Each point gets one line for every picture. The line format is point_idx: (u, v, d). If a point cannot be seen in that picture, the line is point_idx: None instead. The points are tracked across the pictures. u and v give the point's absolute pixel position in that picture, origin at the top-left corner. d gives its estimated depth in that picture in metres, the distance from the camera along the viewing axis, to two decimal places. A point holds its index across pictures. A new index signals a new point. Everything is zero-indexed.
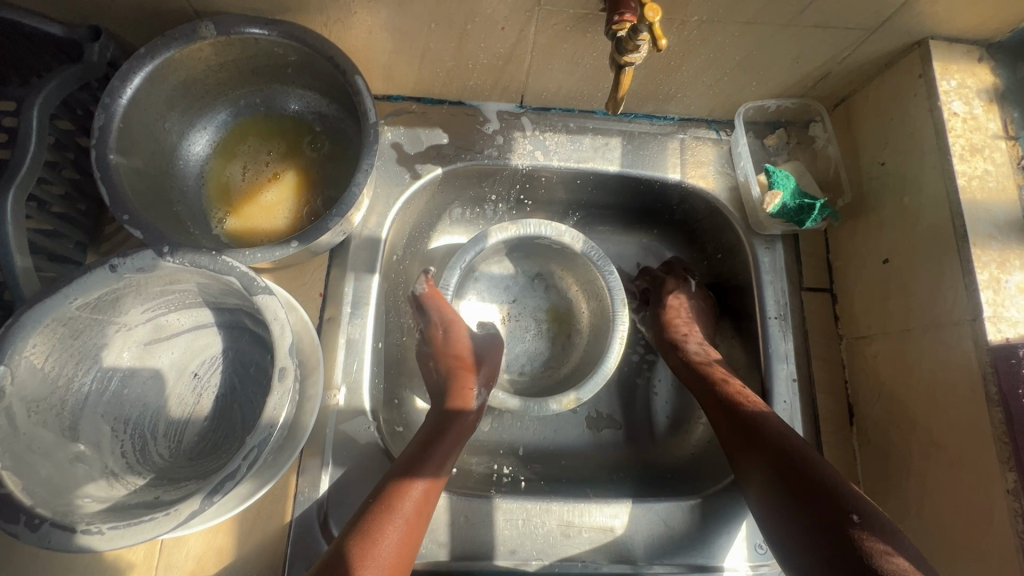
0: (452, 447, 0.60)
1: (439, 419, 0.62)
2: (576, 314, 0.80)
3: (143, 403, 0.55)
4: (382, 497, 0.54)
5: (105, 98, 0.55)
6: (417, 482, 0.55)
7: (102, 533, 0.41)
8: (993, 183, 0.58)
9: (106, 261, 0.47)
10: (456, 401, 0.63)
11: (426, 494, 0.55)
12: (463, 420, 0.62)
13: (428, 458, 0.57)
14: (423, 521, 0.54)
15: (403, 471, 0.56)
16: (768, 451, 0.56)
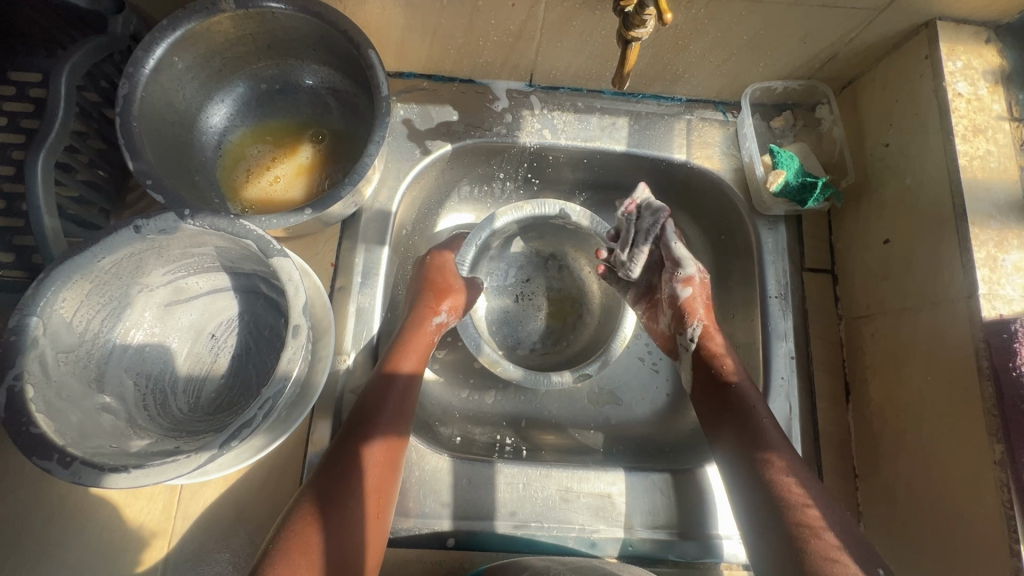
0: (400, 404, 0.59)
1: (377, 379, 0.60)
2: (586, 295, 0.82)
3: (163, 361, 0.58)
4: (337, 461, 0.54)
5: (128, 68, 0.57)
6: (372, 442, 0.55)
7: (129, 472, 0.44)
8: (995, 163, 0.58)
9: (130, 222, 0.50)
10: (401, 358, 0.63)
11: (385, 453, 0.56)
12: (406, 375, 0.61)
13: (377, 420, 0.57)
14: (389, 478, 0.55)
15: (352, 436, 0.56)
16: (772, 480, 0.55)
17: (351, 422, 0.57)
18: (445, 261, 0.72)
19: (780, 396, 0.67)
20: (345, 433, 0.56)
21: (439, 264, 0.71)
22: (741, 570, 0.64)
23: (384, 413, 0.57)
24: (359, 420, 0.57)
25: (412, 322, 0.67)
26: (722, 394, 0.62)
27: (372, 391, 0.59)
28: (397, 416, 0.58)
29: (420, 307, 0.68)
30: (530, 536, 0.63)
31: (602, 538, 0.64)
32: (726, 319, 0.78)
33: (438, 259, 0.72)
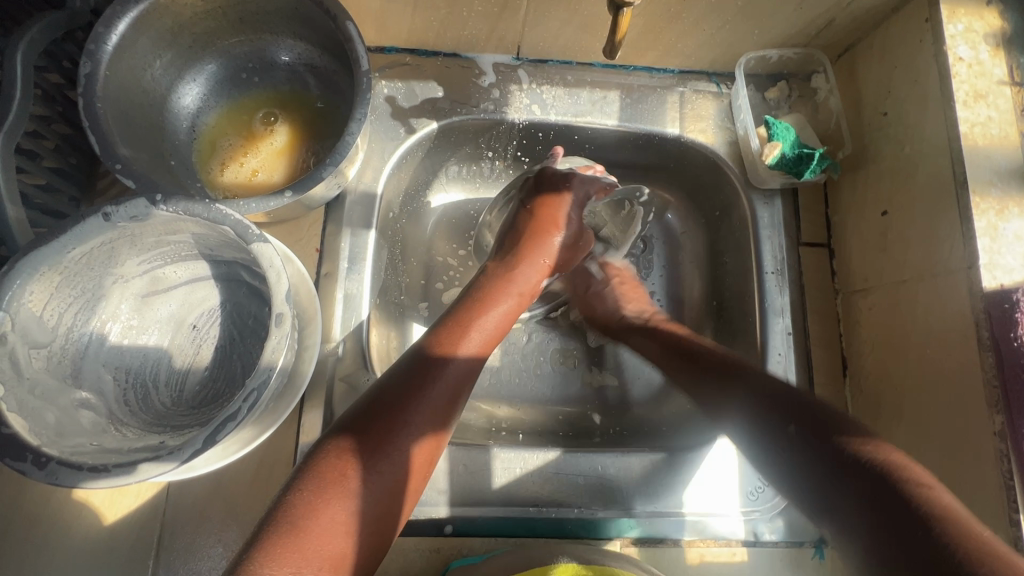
0: (452, 394, 0.53)
1: (429, 355, 0.54)
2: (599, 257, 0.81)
3: (144, 353, 0.55)
4: (371, 431, 0.47)
5: (89, 45, 0.53)
6: (412, 426, 0.49)
7: (108, 471, 0.42)
8: (996, 130, 0.56)
9: (99, 209, 0.47)
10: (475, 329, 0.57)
11: (422, 443, 0.49)
12: (466, 360, 0.54)
13: (423, 400, 0.50)
14: (419, 473, 0.49)
15: (389, 418, 0.48)
16: (775, 419, 0.49)
17: (389, 397, 0.50)
18: (576, 207, 0.71)
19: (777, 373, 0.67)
20: (380, 408, 0.49)
21: (573, 207, 0.70)
22: (740, 546, 0.64)
23: (430, 399, 0.51)
24: (404, 393, 0.50)
25: (518, 274, 0.63)
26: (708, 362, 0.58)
27: (423, 371, 0.52)
28: (444, 408, 0.51)
29: (529, 256, 0.65)
30: (528, 520, 0.63)
31: (602, 520, 0.63)
32: (722, 296, 0.77)
33: (575, 203, 0.70)
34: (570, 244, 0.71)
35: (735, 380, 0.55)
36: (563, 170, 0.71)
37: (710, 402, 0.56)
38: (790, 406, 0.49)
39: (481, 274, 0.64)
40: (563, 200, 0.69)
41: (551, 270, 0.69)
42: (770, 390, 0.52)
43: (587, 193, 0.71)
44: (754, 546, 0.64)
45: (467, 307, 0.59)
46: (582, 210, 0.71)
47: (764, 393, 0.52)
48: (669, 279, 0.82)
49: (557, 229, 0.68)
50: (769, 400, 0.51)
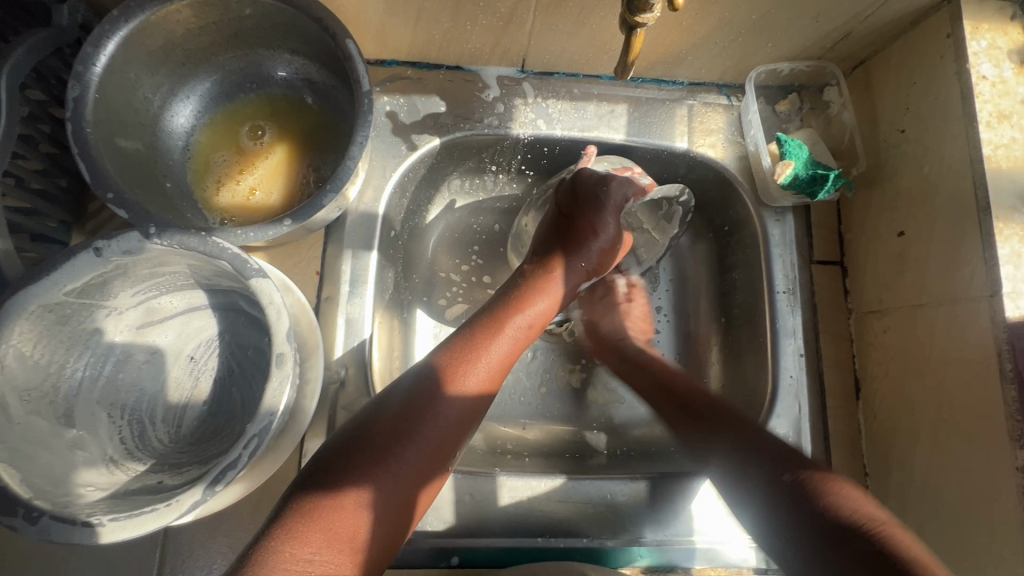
0: (472, 405, 0.51)
1: (445, 364, 0.52)
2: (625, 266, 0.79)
3: (139, 387, 0.53)
4: (387, 435, 0.47)
5: (77, 67, 0.51)
6: (426, 434, 0.48)
7: (103, 525, 0.40)
8: (1020, 151, 0.54)
9: (89, 244, 0.45)
10: (497, 332, 0.55)
11: (437, 454, 0.48)
12: (474, 385, 0.52)
13: (441, 409, 0.49)
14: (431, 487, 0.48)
15: (400, 422, 0.48)
16: (769, 467, 0.52)
17: (405, 401, 0.49)
18: (617, 212, 0.66)
19: (789, 397, 0.65)
20: (392, 411, 0.48)
21: (610, 213, 0.65)
22: (750, 573, 0.63)
23: (446, 411, 0.49)
24: (421, 401, 0.49)
25: (554, 278, 0.61)
26: (702, 406, 0.61)
27: (431, 389, 0.50)
28: (454, 430, 0.50)
29: (565, 262, 0.62)
30: (537, 549, 0.61)
31: (611, 548, 0.62)
32: (732, 314, 0.75)
33: (611, 209, 0.65)
34: (608, 248, 0.67)
35: (737, 432, 0.56)
36: (601, 172, 0.66)
37: (698, 444, 0.59)
38: (785, 464, 0.51)
39: (517, 275, 0.62)
40: (601, 206, 0.65)
41: (587, 275, 0.66)
42: (773, 445, 0.54)
43: (625, 198, 0.66)
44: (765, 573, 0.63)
45: (486, 321, 0.56)
46: (620, 216, 0.66)
47: (769, 448, 0.53)
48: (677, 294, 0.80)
49: (593, 235, 0.65)
50: (766, 458, 0.52)
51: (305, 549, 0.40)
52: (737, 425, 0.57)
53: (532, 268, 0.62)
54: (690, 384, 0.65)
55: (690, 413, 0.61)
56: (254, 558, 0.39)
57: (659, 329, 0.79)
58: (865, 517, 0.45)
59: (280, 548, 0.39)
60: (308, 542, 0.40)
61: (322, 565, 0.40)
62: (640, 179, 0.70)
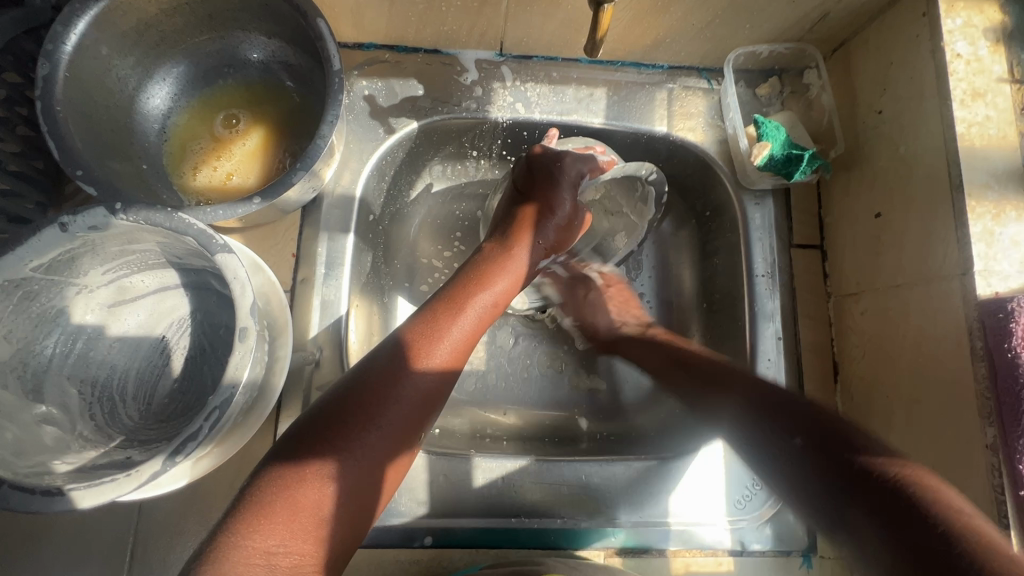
0: (434, 384, 0.51)
1: (406, 347, 0.51)
2: (610, 250, 0.78)
3: (111, 365, 0.53)
4: (347, 418, 0.46)
5: (47, 45, 0.51)
6: (388, 416, 0.48)
7: (63, 495, 0.40)
8: (994, 129, 0.54)
9: (55, 220, 0.45)
10: (457, 314, 0.55)
11: (401, 436, 0.48)
12: (431, 370, 0.51)
13: (402, 389, 0.49)
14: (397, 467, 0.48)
15: (359, 410, 0.47)
16: (776, 424, 0.51)
17: (365, 383, 0.48)
18: (573, 189, 0.65)
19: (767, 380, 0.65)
20: (349, 400, 0.47)
21: (566, 188, 0.64)
22: (726, 555, 0.63)
23: (408, 393, 0.49)
24: (382, 382, 0.49)
25: (512, 257, 0.60)
26: (703, 366, 0.61)
27: (392, 371, 0.50)
28: (412, 415, 0.49)
29: (522, 241, 0.62)
30: (511, 530, 0.62)
31: (585, 529, 0.62)
32: (712, 299, 0.75)
33: (567, 184, 0.64)
34: (564, 224, 0.66)
35: (739, 394, 0.55)
36: (556, 148, 0.65)
37: (704, 401, 0.60)
38: (795, 412, 0.51)
39: (476, 254, 0.61)
40: (556, 182, 0.64)
41: (546, 252, 0.65)
42: (782, 397, 0.53)
43: (581, 173, 0.65)
44: (741, 556, 0.62)
45: (442, 305, 0.55)
46: (577, 191, 0.65)
47: (795, 410, 0.51)
48: (659, 279, 0.80)
49: (549, 212, 0.64)
50: (769, 408, 0.53)
51: (268, 541, 0.40)
52: (743, 380, 0.57)
53: (491, 249, 0.61)
54: (701, 362, 0.61)
55: (691, 376, 0.61)
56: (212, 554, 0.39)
57: None
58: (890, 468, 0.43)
59: (241, 544, 0.39)
60: (270, 536, 0.40)
61: (288, 556, 0.40)
62: (597, 157, 0.68)
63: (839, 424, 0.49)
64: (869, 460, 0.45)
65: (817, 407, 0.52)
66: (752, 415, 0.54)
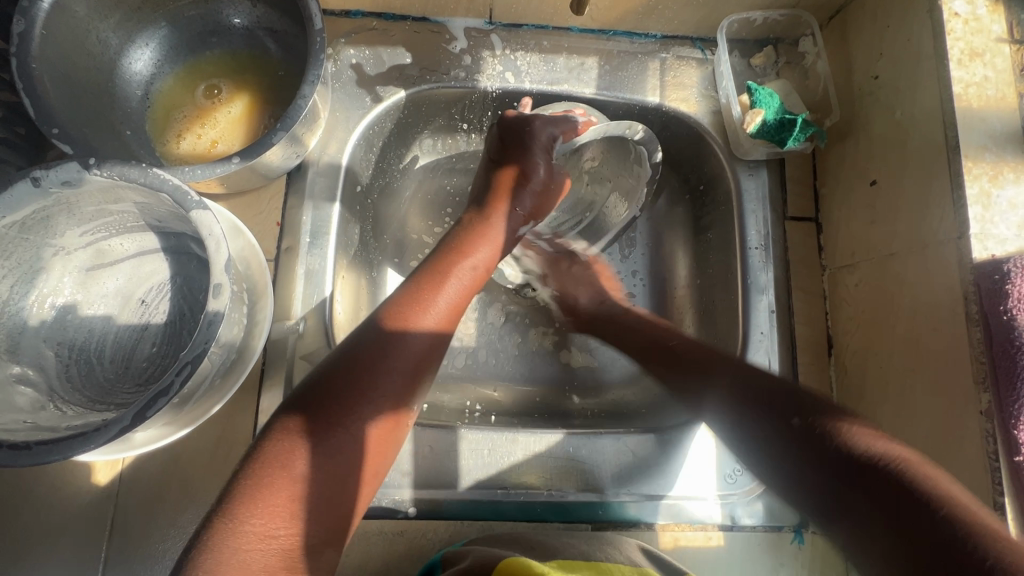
0: (426, 353, 0.50)
1: (394, 318, 0.50)
2: (604, 224, 0.76)
3: (89, 329, 0.53)
4: (336, 390, 0.45)
5: (23, 1, 0.50)
6: (381, 387, 0.46)
7: (30, 449, 0.39)
8: (993, 90, 0.52)
9: (27, 173, 0.44)
10: (443, 284, 0.53)
11: (395, 406, 0.47)
12: (420, 340, 0.50)
13: (393, 360, 0.48)
14: (393, 438, 0.48)
15: (351, 381, 0.46)
16: (773, 412, 0.49)
17: (352, 355, 0.47)
18: (547, 153, 0.62)
19: (760, 353, 0.64)
20: (333, 376, 0.46)
21: (539, 154, 0.62)
22: (715, 530, 0.61)
23: (401, 363, 0.48)
24: (372, 353, 0.47)
25: (492, 226, 0.59)
26: (683, 351, 0.60)
27: (382, 341, 0.48)
28: (399, 388, 0.48)
29: (500, 211, 0.60)
30: (498, 503, 0.60)
31: (573, 502, 0.61)
32: (706, 274, 0.73)
33: (539, 150, 0.62)
34: (542, 190, 0.63)
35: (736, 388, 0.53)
36: (526, 113, 0.64)
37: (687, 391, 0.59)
38: (809, 405, 0.48)
39: (457, 227, 0.60)
40: (526, 148, 0.62)
41: (526, 219, 0.63)
42: (760, 393, 0.51)
43: (552, 136, 0.62)
44: (731, 530, 0.61)
45: (423, 279, 0.53)
46: (551, 156, 0.63)
47: (773, 403, 0.50)
48: (653, 256, 0.78)
49: (523, 180, 0.62)
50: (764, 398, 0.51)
51: (271, 523, 0.39)
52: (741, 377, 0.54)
53: (469, 222, 0.59)
54: (694, 350, 0.60)
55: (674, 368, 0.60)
56: (214, 539, 0.38)
57: (634, 292, 0.77)
58: (895, 457, 0.42)
59: (244, 529, 0.38)
60: (272, 518, 0.39)
61: (291, 536, 0.40)
62: (574, 118, 0.64)
63: (835, 412, 0.47)
64: (842, 431, 0.45)
65: (812, 395, 0.50)
66: (767, 435, 0.49)
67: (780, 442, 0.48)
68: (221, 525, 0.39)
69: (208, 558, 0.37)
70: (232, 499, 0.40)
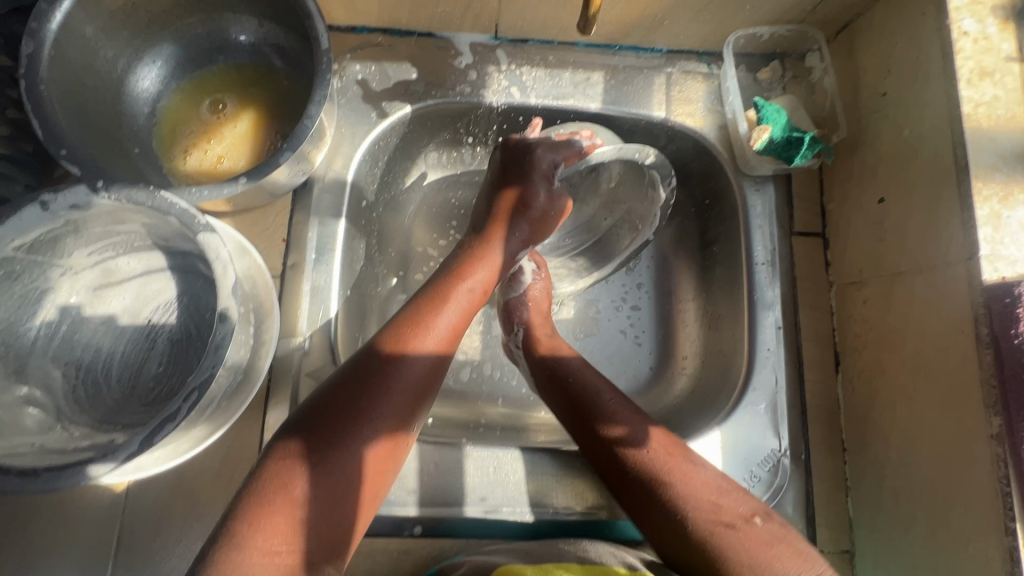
0: (427, 374, 0.50)
1: (394, 339, 0.50)
2: (613, 248, 0.75)
3: (96, 348, 0.53)
4: (336, 411, 0.45)
5: (31, 23, 0.50)
6: (381, 409, 0.46)
7: (38, 475, 0.39)
8: (1002, 110, 0.52)
9: (36, 197, 0.44)
10: (442, 305, 0.53)
11: (395, 429, 0.47)
12: (420, 360, 0.50)
13: (393, 381, 0.48)
14: (393, 460, 0.48)
15: (351, 401, 0.46)
16: (717, 506, 0.50)
17: (352, 376, 0.47)
18: (546, 181, 0.62)
19: (768, 370, 0.63)
20: (336, 396, 0.46)
21: (538, 181, 0.62)
22: None
23: (401, 385, 0.48)
24: (371, 373, 0.48)
25: (491, 248, 0.59)
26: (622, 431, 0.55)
27: (382, 361, 0.48)
28: (401, 410, 0.47)
29: (499, 235, 0.60)
30: (503, 521, 0.60)
31: (578, 521, 0.61)
32: (712, 289, 0.73)
33: (540, 177, 0.62)
34: (540, 218, 0.63)
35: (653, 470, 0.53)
36: (529, 139, 0.64)
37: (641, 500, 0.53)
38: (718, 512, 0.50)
39: (458, 249, 0.60)
40: (525, 175, 0.62)
41: (526, 245, 0.63)
42: (706, 491, 0.51)
43: (553, 164, 0.62)
44: None
45: (426, 301, 0.54)
46: (551, 183, 0.63)
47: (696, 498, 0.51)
48: (659, 269, 0.78)
49: (524, 207, 0.62)
50: (709, 495, 0.51)
51: (273, 539, 0.39)
52: (676, 469, 0.53)
53: (468, 245, 0.60)
54: (624, 412, 0.57)
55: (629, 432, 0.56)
56: (218, 552, 0.38)
57: (639, 305, 0.77)
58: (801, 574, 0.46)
59: (245, 543, 0.39)
60: (273, 534, 0.39)
61: (291, 554, 0.40)
62: (579, 142, 0.64)
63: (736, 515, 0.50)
64: (727, 544, 0.48)
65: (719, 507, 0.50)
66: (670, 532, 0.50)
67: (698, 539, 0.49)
68: (229, 538, 0.39)
69: (210, 571, 0.37)
70: (236, 513, 0.40)
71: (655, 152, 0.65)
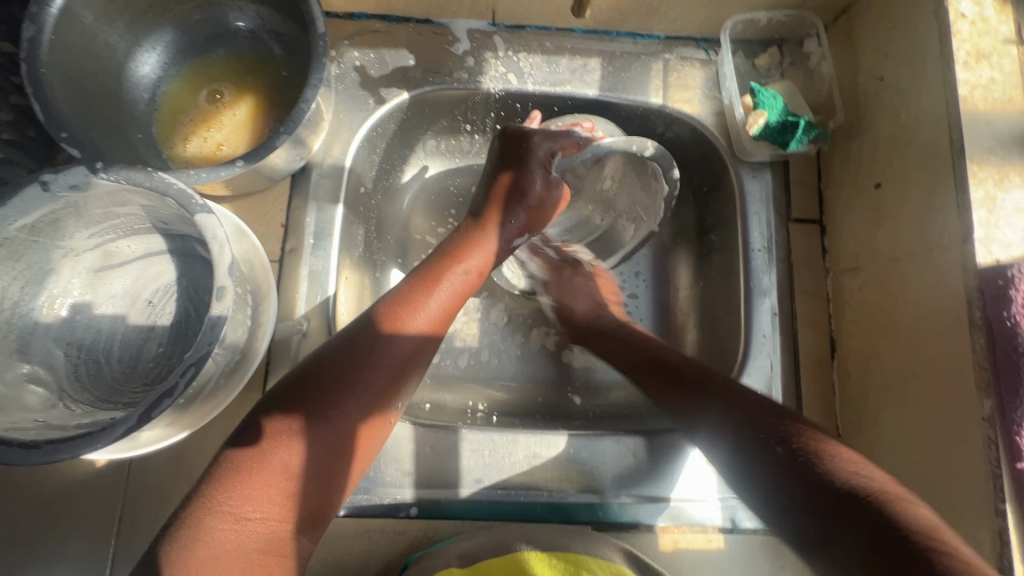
0: (414, 354, 0.51)
1: (384, 319, 0.51)
2: (618, 240, 0.75)
3: (97, 329, 0.54)
4: (322, 386, 0.46)
5: (32, 7, 0.51)
6: (367, 385, 0.47)
7: (39, 447, 0.40)
8: (999, 93, 0.52)
9: (37, 178, 0.45)
10: (432, 287, 0.54)
11: (380, 408, 0.48)
12: (407, 340, 0.50)
13: (381, 359, 0.48)
14: (377, 438, 0.48)
15: (337, 378, 0.46)
16: (759, 434, 0.45)
17: (341, 353, 0.48)
18: (543, 167, 0.62)
19: (763, 355, 0.63)
20: (324, 371, 0.47)
21: (534, 169, 0.61)
22: (716, 532, 0.62)
23: (387, 365, 0.48)
24: (360, 351, 0.48)
25: (486, 233, 0.59)
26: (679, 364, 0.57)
27: (370, 340, 0.49)
28: (386, 391, 0.48)
29: (495, 221, 0.60)
30: (498, 502, 0.61)
31: (573, 503, 0.61)
32: (709, 277, 0.73)
33: (536, 164, 0.61)
34: (537, 207, 0.63)
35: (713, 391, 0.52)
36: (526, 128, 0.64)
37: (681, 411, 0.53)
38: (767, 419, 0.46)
39: (455, 233, 0.61)
40: (523, 162, 0.61)
41: (521, 233, 0.63)
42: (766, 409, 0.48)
43: (549, 152, 0.62)
44: (731, 533, 0.62)
45: (418, 282, 0.54)
46: (548, 171, 0.62)
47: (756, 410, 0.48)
48: (657, 257, 0.78)
49: (520, 194, 0.61)
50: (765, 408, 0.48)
51: (246, 506, 0.40)
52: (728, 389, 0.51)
53: (464, 231, 0.60)
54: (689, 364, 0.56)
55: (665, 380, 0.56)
56: (190, 514, 0.39)
57: (637, 293, 0.77)
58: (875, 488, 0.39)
59: (219, 508, 0.39)
60: (248, 502, 0.40)
61: (264, 522, 0.40)
62: (578, 133, 0.64)
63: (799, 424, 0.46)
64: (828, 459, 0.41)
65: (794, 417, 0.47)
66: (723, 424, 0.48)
67: (752, 449, 0.45)
68: (200, 508, 0.39)
69: (181, 534, 0.38)
70: (212, 480, 0.41)
71: (654, 144, 0.64)
